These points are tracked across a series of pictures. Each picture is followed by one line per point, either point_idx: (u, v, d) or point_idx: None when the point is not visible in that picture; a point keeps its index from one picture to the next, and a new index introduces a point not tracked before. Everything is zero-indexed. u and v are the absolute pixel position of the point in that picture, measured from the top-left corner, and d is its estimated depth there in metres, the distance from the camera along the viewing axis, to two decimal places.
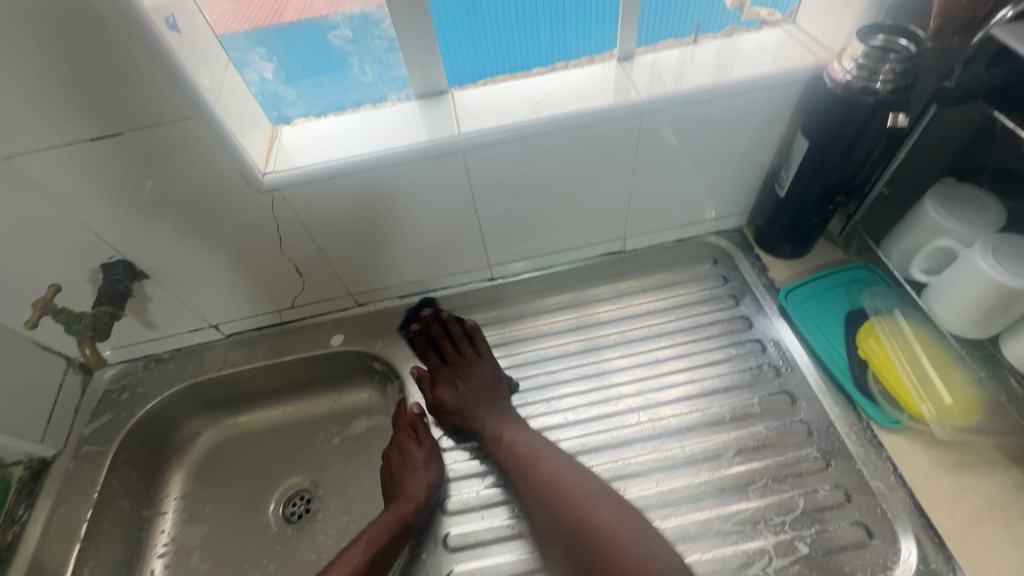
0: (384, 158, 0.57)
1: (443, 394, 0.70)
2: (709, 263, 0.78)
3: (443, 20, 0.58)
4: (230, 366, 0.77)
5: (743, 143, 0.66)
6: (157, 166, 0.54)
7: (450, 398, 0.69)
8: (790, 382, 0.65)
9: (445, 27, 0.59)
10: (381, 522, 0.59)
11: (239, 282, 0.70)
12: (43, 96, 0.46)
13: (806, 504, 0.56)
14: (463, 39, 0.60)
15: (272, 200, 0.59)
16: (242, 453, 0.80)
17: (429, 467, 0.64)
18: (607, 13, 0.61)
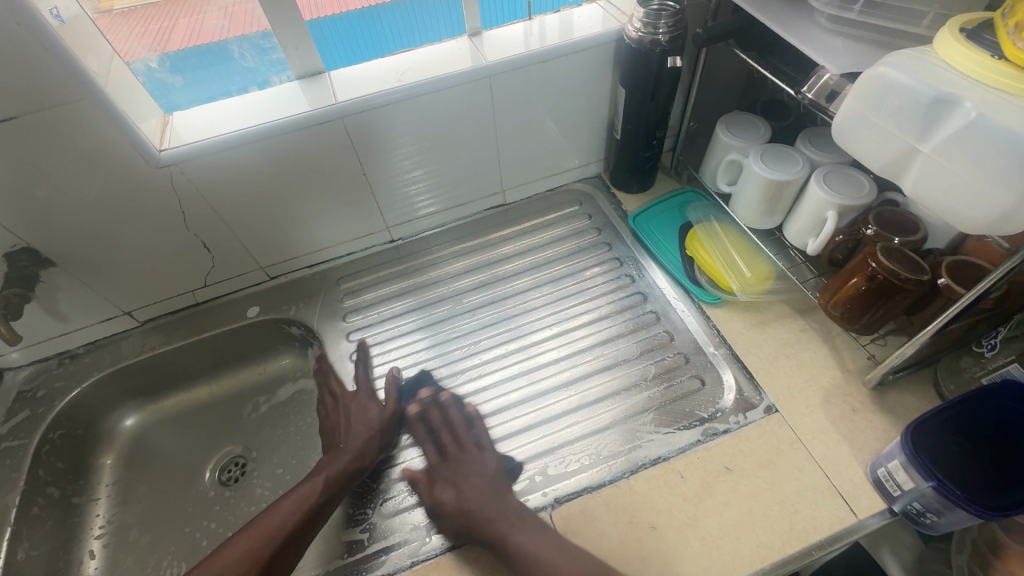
0: (270, 127, 0.66)
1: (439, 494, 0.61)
2: (576, 205, 0.93)
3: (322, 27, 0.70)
4: (149, 350, 0.81)
5: (581, 99, 0.81)
6: (63, 157, 0.60)
7: (447, 496, 0.61)
8: (642, 285, 0.80)
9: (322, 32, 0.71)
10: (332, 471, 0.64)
11: (148, 263, 0.75)
12: None
13: (656, 370, 0.71)
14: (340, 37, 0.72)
15: (170, 175, 0.66)
16: (172, 433, 0.84)
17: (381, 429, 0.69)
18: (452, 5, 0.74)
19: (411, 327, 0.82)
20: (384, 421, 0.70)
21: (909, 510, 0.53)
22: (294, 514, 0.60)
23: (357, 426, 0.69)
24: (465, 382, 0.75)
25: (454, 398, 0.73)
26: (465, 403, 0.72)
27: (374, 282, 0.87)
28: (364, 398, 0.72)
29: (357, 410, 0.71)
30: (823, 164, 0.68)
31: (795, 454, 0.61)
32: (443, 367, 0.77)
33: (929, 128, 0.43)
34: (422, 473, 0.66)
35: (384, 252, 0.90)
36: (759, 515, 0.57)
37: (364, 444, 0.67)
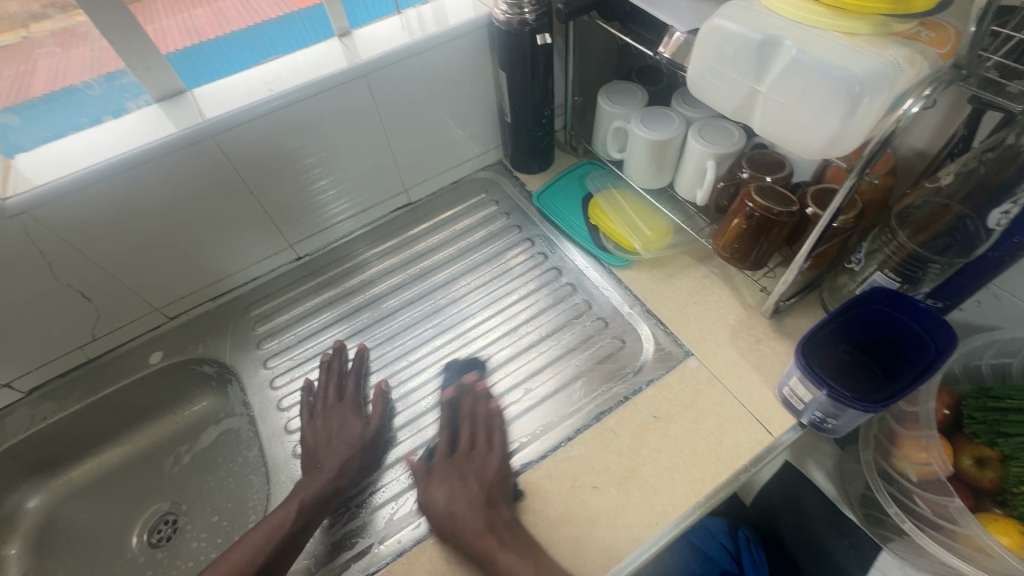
0: (133, 155, 0.61)
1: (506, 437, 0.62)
2: (483, 193, 0.94)
3: (183, 58, 0.68)
4: (40, 421, 0.73)
5: (465, 88, 0.81)
6: None
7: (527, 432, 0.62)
8: (555, 260, 0.82)
9: (183, 62, 0.68)
10: (307, 496, 0.60)
11: (18, 327, 0.67)
12: None
13: (578, 338, 0.73)
14: (199, 60, 0.69)
15: (25, 225, 0.59)
16: (86, 506, 0.77)
17: (364, 448, 0.65)
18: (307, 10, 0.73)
19: (340, 339, 0.79)
20: (366, 441, 0.65)
21: (814, 420, 0.59)
22: (262, 550, 0.56)
23: (339, 443, 0.65)
24: (405, 380, 0.74)
25: (398, 397, 0.72)
26: (408, 400, 0.72)
27: (291, 300, 0.83)
28: (348, 413, 0.68)
29: (339, 426, 0.67)
30: (696, 119, 0.73)
31: (714, 391, 0.65)
32: (382, 368, 0.75)
33: (764, 70, 0.46)
34: (381, 476, 0.65)
35: (294, 269, 0.86)
36: (688, 454, 0.60)
37: (345, 464, 0.63)
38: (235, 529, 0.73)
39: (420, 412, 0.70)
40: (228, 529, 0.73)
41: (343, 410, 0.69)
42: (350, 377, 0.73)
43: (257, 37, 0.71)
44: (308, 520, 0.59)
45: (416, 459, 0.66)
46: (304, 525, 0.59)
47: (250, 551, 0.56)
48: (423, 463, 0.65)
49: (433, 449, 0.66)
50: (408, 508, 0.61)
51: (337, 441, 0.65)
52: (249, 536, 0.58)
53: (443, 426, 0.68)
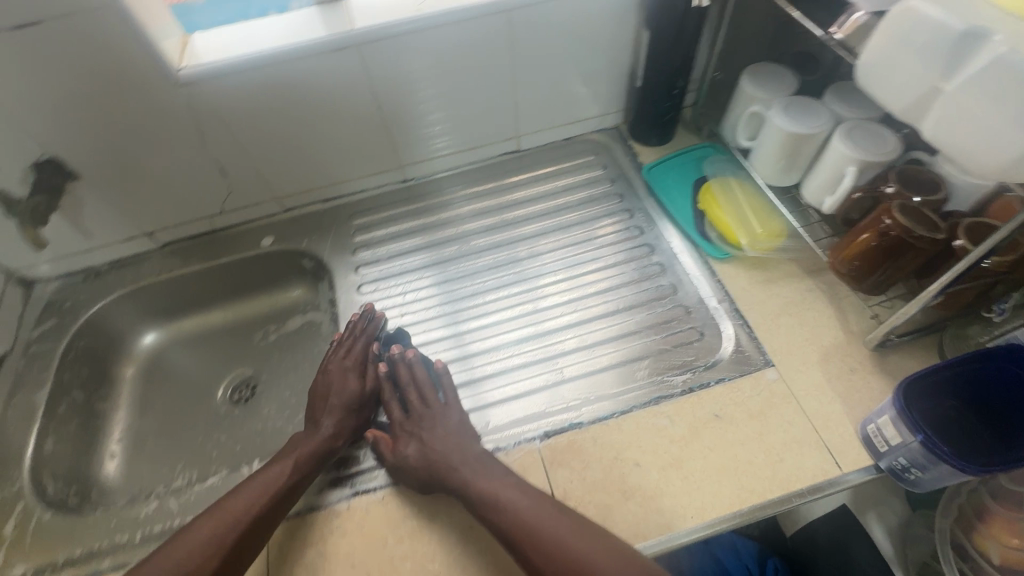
0: (284, 49, 0.65)
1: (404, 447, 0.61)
2: (592, 156, 0.91)
3: None
4: (167, 272, 0.84)
5: (602, 43, 0.79)
6: (91, 68, 0.62)
7: (411, 450, 0.60)
8: (650, 238, 0.79)
9: None
10: (302, 453, 0.61)
11: (167, 186, 0.77)
12: None
13: (652, 320, 0.71)
14: None
15: (190, 95, 0.67)
16: (186, 354, 0.89)
17: (356, 408, 0.66)
18: None
19: (430, 263, 0.83)
20: (360, 399, 0.68)
21: (894, 467, 0.54)
22: (257, 502, 0.56)
23: (334, 401, 0.66)
24: (468, 319, 0.76)
25: (459, 332, 0.75)
26: (468, 338, 0.74)
27: (386, 219, 0.88)
28: (349, 372, 0.69)
29: (335, 386, 0.68)
30: (848, 119, 0.66)
31: (786, 407, 0.61)
32: (449, 303, 0.78)
33: (956, 66, 0.41)
34: None
35: (398, 191, 0.90)
36: (743, 461, 0.58)
37: (339, 426, 0.64)
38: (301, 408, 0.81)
39: (476, 351, 0.73)
40: (294, 406, 0.82)
41: (340, 370, 0.70)
42: (361, 338, 0.73)
43: None
44: (303, 476, 0.59)
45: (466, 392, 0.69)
46: (300, 479, 0.58)
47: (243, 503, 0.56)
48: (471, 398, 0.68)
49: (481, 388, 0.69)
50: None
51: (333, 399, 0.67)
52: (242, 488, 0.57)
53: (496, 368, 0.70)
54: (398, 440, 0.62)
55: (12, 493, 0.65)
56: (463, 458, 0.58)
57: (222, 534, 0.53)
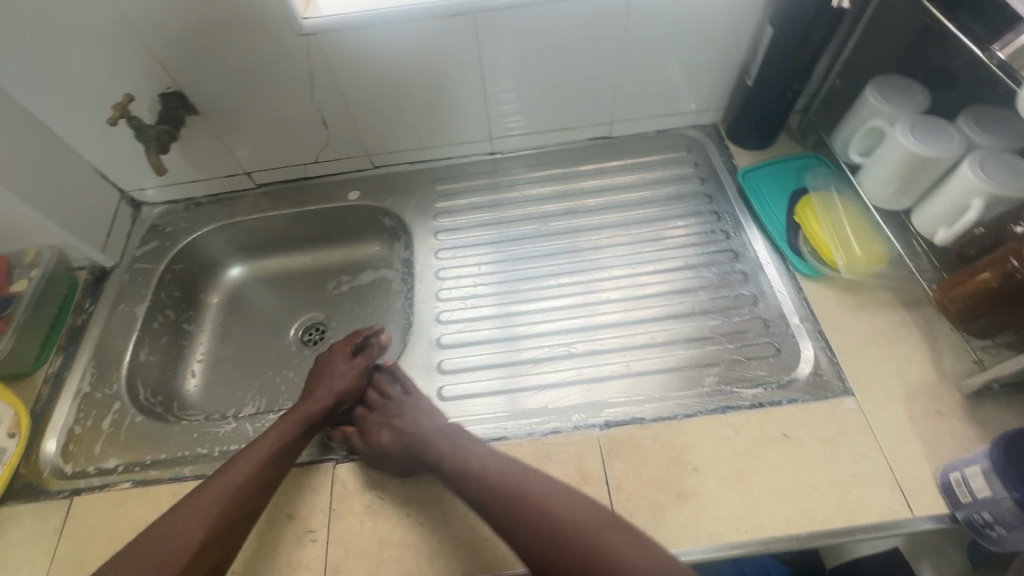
0: (402, 12, 0.67)
1: (378, 434, 0.62)
2: (685, 151, 0.89)
3: None
4: (259, 212, 0.89)
5: (718, 36, 0.76)
6: (226, 9, 0.65)
7: (389, 438, 0.61)
8: (736, 244, 0.77)
9: None
10: (287, 425, 0.62)
11: (271, 130, 0.81)
12: None
13: (726, 329, 0.70)
14: None
15: (309, 45, 0.69)
16: (264, 290, 0.93)
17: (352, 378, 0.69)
18: None
19: (509, 240, 0.82)
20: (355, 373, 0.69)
21: (974, 520, 0.51)
22: (237, 481, 0.56)
23: (328, 379, 0.69)
24: (517, 301, 0.75)
25: (507, 312, 0.74)
26: (515, 319, 0.73)
27: (464, 189, 0.88)
28: (340, 356, 0.72)
29: (325, 362, 0.71)
30: (982, 147, 0.61)
31: (860, 439, 0.59)
32: (499, 283, 0.77)
33: None
34: (473, 370, 0.69)
35: (481, 163, 0.90)
36: (807, 485, 0.56)
37: (329, 397, 0.66)
38: None
39: (519, 334, 0.72)
40: None
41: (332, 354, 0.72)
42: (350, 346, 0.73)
43: None
44: (292, 444, 0.61)
45: (506, 371, 0.68)
46: (286, 449, 0.60)
47: (221, 488, 0.56)
48: (512, 379, 0.68)
49: (522, 373, 0.68)
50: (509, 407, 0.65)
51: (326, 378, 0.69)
52: (215, 479, 0.57)
53: (543, 354, 0.70)
54: (380, 427, 0.63)
55: (111, 392, 0.72)
56: (421, 438, 0.60)
57: (217, 501, 0.55)
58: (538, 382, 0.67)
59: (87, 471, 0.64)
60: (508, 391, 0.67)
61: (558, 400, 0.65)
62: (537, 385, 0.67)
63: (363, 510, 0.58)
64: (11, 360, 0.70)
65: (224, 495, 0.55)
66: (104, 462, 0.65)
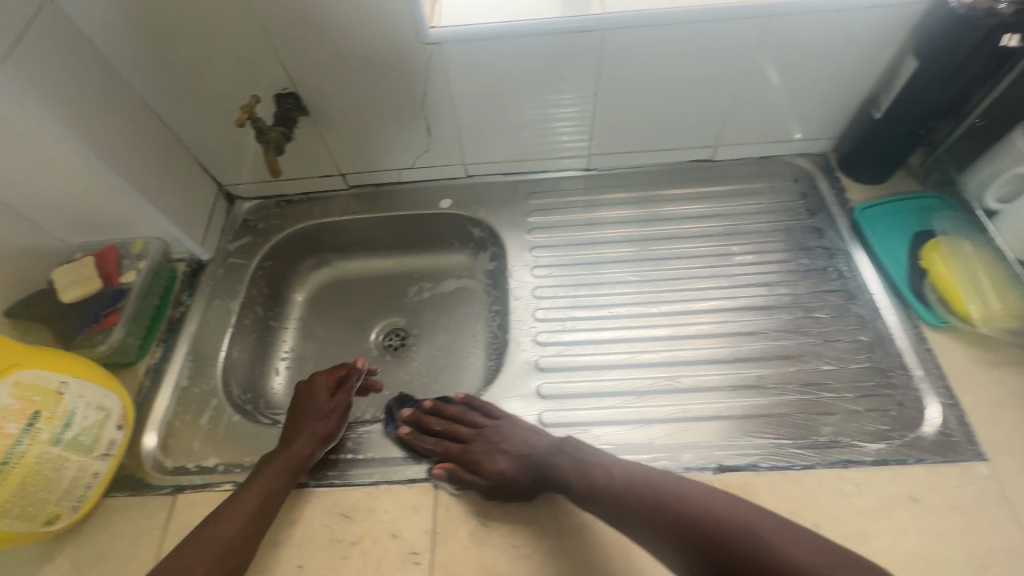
0: (530, 26, 0.65)
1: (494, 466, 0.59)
2: (791, 180, 0.85)
3: None
4: (350, 214, 0.89)
5: (850, 66, 0.72)
6: (358, 17, 0.65)
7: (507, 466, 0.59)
8: (850, 284, 0.73)
9: None
10: (268, 475, 0.58)
11: (376, 134, 0.80)
12: None
13: (842, 376, 0.66)
14: None
15: (432, 54, 0.68)
16: (345, 291, 0.93)
17: (333, 419, 0.64)
18: None
19: (606, 260, 0.80)
20: (337, 411, 0.64)
21: None
22: (218, 543, 0.52)
23: (309, 419, 0.63)
24: (611, 327, 0.73)
25: (606, 338, 0.72)
26: (611, 347, 0.71)
27: (559, 205, 0.86)
28: (320, 390, 0.66)
29: (308, 398, 0.65)
30: None
31: (997, 510, 0.55)
32: (592, 307, 0.75)
33: None
34: (572, 397, 0.67)
35: (576, 179, 0.88)
36: (942, 556, 0.53)
37: (312, 443, 0.61)
38: (448, 370, 0.84)
39: (609, 362, 0.69)
40: (441, 366, 0.84)
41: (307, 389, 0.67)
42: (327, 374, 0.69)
43: None
44: (273, 497, 0.57)
45: (610, 399, 0.66)
46: (268, 504, 0.56)
47: (200, 551, 0.52)
48: (616, 410, 0.65)
49: (624, 404, 0.66)
50: (614, 439, 0.63)
51: (305, 418, 0.63)
52: (190, 543, 0.52)
53: (643, 386, 0.67)
54: (485, 459, 0.60)
55: (208, 388, 0.72)
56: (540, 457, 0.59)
57: (201, 560, 0.51)
58: (643, 415, 0.65)
59: (188, 468, 0.65)
60: (610, 422, 0.65)
61: (663, 437, 0.63)
62: (643, 418, 0.65)
63: (467, 536, 0.57)
64: (116, 353, 0.69)
65: (210, 553, 0.52)
66: (203, 461, 0.66)
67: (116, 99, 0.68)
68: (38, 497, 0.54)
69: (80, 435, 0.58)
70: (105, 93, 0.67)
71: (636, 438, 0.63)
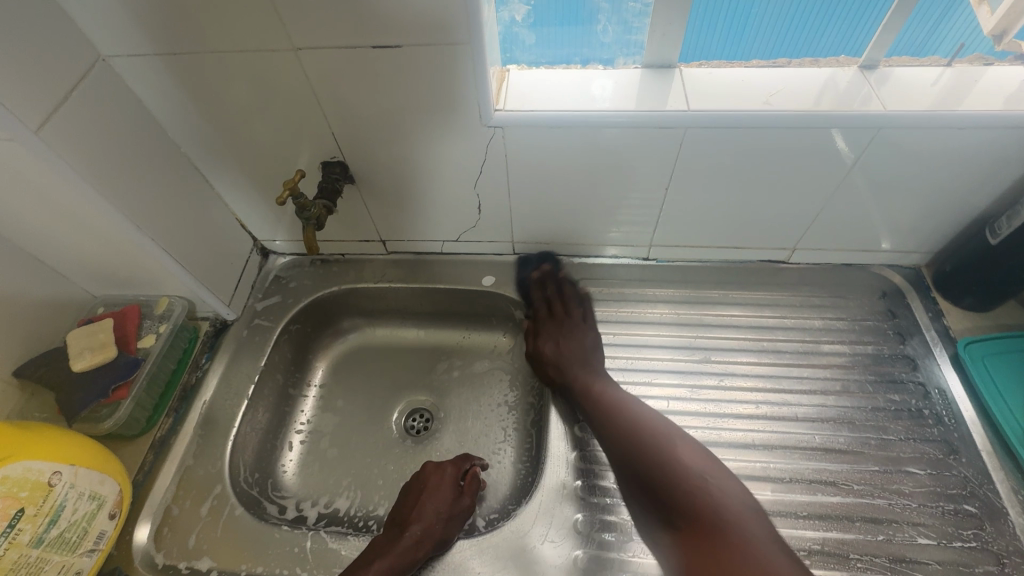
0: (604, 116, 0.59)
1: (542, 345, 0.75)
2: (878, 294, 0.75)
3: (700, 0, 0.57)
4: (386, 281, 0.83)
5: (963, 185, 0.63)
6: (418, 95, 0.60)
7: (549, 349, 0.74)
8: (951, 433, 0.63)
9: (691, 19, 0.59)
10: (382, 564, 0.55)
11: (421, 205, 0.75)
12: (356, 11, 0.52)
13: (944, 554, 0.55)
14: (705, 26, 0.60)
15: (493, 135, 0.63)
16: (372, 360, 0.86)
17: (451, 519, 0.60)
18: (872, 15, 0.58)
19: (661, 367, 0.71)
20: (459, 509, 0.62)
21: None
22: None
23: (428, 505, 0.61)
24: None
25: None
26: None
27: (612, 296, 0.78)
28: (448, 477, 0.64)
29: (431, 485, 0.63)
30: None
31: None
32: None
33: None
34: (609, 535, 0.59)
35: (633, 267, 0.81)
36: None
37: (427, 539, 0.58)
38: None
39: None
40: None
41: (438, 472, 0.64)
42: (463, 461, 0.67)
43: (782, 33, 0.61)
44: None
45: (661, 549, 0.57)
46: None
47: None
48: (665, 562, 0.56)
49: None
50: None
51: (427, 504, 0.61)
52: None
53: None
54: (540, 338, 0.76)
55: (213, 471, 0.66)
56: (585, 363, 0.70)
57: None
58: None
59: (179, 568, 0.59)
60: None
61: None
62: None
63: None
64: (122, 427, 0.64)
65: None
66: (197, 562, 0.59)
67: (159, 154, 0.65)
68: None
69: (67, 532, 0.52)
70: (149, 150, 0.63)
71: None
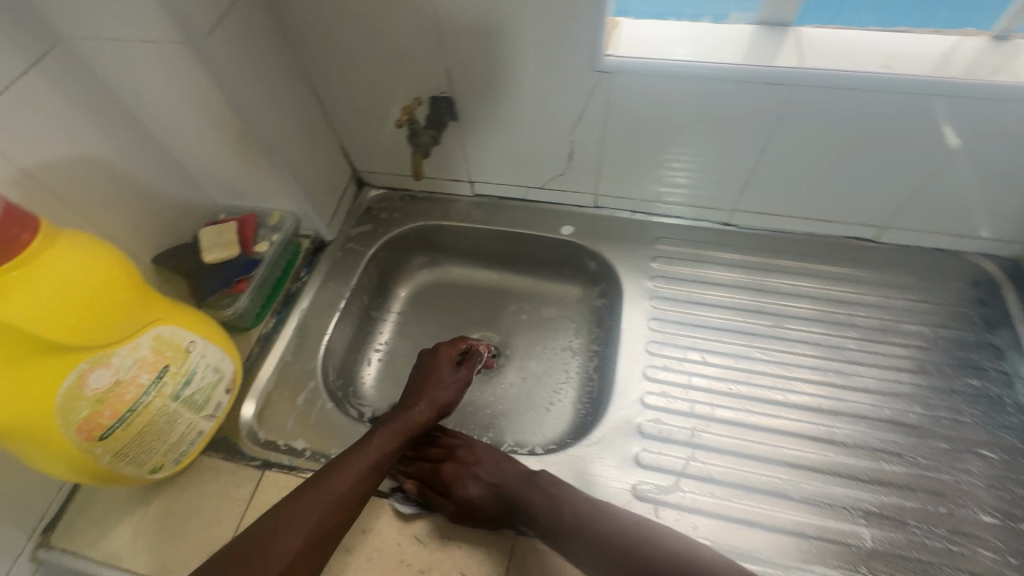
0: (713, 69, 0.60)
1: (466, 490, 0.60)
2: (968, 283, 0.73)
3: None
4: (470, 221, 0.88)
5: None
6: (533, 35, 0.62)
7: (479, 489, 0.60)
8: None
9: None
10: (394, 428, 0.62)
11: (514, 149, 0.78)
12: None
13: (1009, 535, 0.55)
14: None
15: (600, 81, 0.65)
16: (447, 295, 0.92)
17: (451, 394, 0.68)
18: None
19: (732, 328, 0.72)
20: (455, 389, 0.69)
21: None
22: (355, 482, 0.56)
23: (429, 386, 0.67)
24: (731, 407, 0.66)
25: (728, 421, 0.65)
26: (728, 430, 0.64)
27: (689, 256, 0.80)
28: (446, 363, 0.70)
29: (432, 367, 0.69)
30: None
31: None
32: (712, 377, 0.68)
33: None
34: (668, 471, 0.62)
35: (712, 231, 0.81)
36: None
37: (431, 409, 0.66)
38: (535, 401, 0.80)
39: (725, 448, 0.63)
40: (528, 395, 0.81)
41: (436, 358, 0.70)
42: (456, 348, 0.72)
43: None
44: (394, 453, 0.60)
45: (717, 489, 0.60)
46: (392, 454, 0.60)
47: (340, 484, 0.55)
48: (720, 501, 0.59)
49: (728, 497, 0.59)
50: (715, 535, 0.57)
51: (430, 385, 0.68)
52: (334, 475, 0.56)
53: (756, 482, 0.60)
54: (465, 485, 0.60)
55: (308, 369, 0.73)
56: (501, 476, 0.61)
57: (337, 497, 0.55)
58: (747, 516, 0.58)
59: (277, 444, 0.67)
60: (717, 514, 0.58)
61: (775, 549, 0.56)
62: (747, 518, 0.58)
63: None
64: (236, 317, 0.73)
65: (346, 491, 0.55)
66: (293, 442, 0.67)
67: (287, 75, 0.71)
68: (150, 446, 0.57)
69: (196, 394, 0.60)
70: (280, 71, 0.69)
71: (742, 542, 0.56)
